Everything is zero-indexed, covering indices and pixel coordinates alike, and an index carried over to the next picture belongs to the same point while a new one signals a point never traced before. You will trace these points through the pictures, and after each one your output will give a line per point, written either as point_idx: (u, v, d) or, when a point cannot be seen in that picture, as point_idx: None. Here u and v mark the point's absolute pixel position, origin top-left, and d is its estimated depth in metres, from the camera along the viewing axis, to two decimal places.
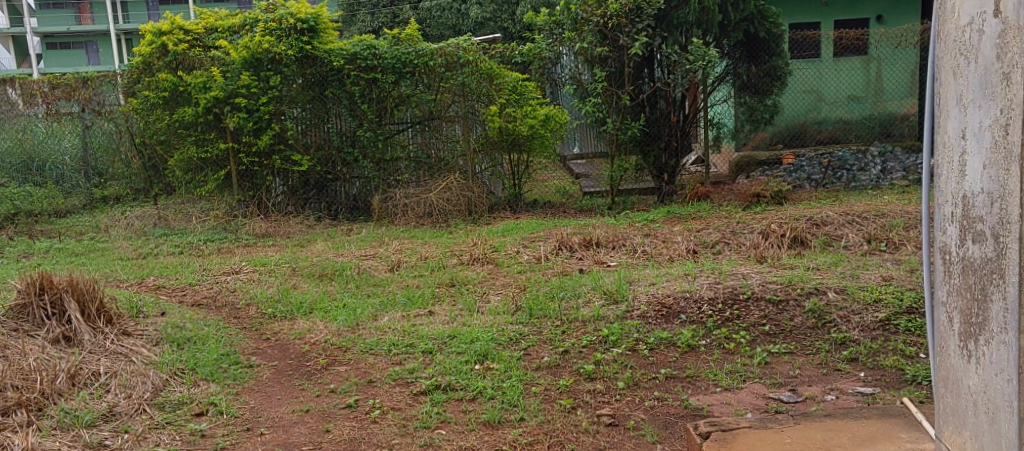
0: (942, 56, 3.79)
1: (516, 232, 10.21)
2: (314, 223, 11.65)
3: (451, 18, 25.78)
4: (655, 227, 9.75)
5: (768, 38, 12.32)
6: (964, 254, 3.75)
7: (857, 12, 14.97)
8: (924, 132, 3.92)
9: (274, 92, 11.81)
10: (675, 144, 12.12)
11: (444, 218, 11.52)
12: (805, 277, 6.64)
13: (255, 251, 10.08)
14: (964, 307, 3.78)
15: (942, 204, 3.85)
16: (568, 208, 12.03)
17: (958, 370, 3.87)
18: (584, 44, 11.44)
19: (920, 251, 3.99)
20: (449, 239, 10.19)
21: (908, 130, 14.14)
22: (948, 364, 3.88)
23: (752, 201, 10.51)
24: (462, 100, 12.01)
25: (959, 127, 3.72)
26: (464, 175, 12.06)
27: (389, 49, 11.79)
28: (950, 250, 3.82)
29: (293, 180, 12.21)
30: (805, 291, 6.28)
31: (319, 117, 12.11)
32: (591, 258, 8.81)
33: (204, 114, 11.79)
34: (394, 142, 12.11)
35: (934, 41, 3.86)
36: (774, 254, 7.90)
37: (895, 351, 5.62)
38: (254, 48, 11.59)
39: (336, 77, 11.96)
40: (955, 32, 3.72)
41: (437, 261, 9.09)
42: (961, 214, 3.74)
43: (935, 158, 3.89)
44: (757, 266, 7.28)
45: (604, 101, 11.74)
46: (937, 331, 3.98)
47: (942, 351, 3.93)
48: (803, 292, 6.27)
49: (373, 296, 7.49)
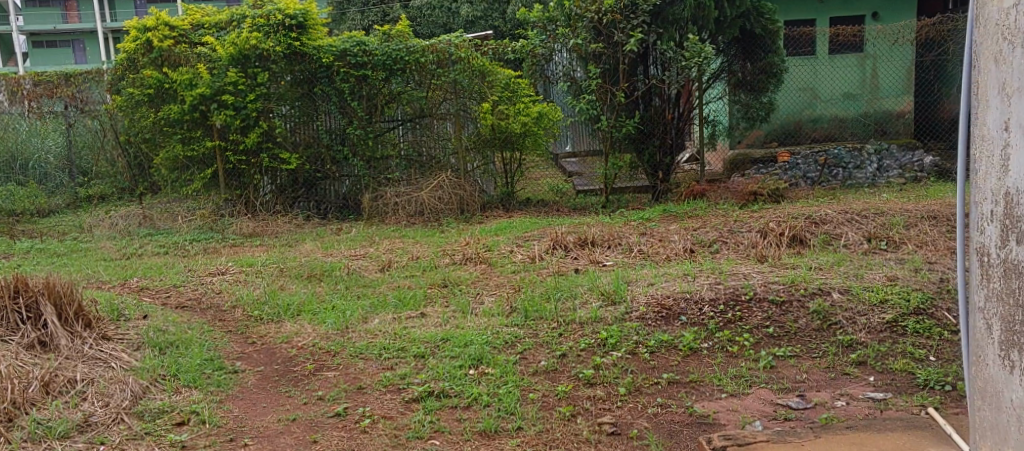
0: (985, 46, 4.05)
1: (509, 231, 10.01)
2: (303, 223, 11.41)
3: (442, 17, 25.53)
4: (650, 226, 9.56)
5: (763, 35, 12.06)
6: (1007, 255, 3.96)
7: (853, 9, 14.66)
8: (965, 124, 4.16)
9: (262, 89, 11.57)
10: (670, 143, 11.93)
11: (436, 217, 11.32)
12: (808, 277, 6.44)
13: (241, 251, 9.85)
14: (1005, 312, 3.98)
15: (983, 202, 4.08)
16: (562, 207, 11.82)
17: (998, 381, 4.06)
18: (578, 41, 11.28)
19: (959, 253, 4.20)
20: (440, 239, 9.98)
21: (903, 128, 14.19)
22: (988, 375, 4.06)
23: (749, 200, 10.31)
24: (453, 97, 11.80)
25: (1002, 119, 3.96)
26: (455, 173, 11.85)
27: (380, 46, 11.61)
28: (990, 251, 4.04)
29: (281, 179, 11.95)
30: (808, 291, 6.09)
31: (308, 115, 11.88)
32: (587, 257, 8.62)
33: (190, 112, 11.55)
34: (385, 140, 11.88)
35: (976, 32, 4.13)
36: (774, 253, 7.70)
37: (904, 353, 5.51)
38: (241, 44, 11.38)
39: (325, 74, 11.74)
40: (999, 20, 3.97)
41: (429, 261, 8.88)
42: (1004, 213, 3.96)
43: (975, 153, 4.12)
44: (758, 266, 7.07)
45: (599, 98, 11.58)
46: (977, 339, 4.17)
47: (982, 359, 4.11)
48: (807, 293, 6.07)
49: (363, 298, 7.25)
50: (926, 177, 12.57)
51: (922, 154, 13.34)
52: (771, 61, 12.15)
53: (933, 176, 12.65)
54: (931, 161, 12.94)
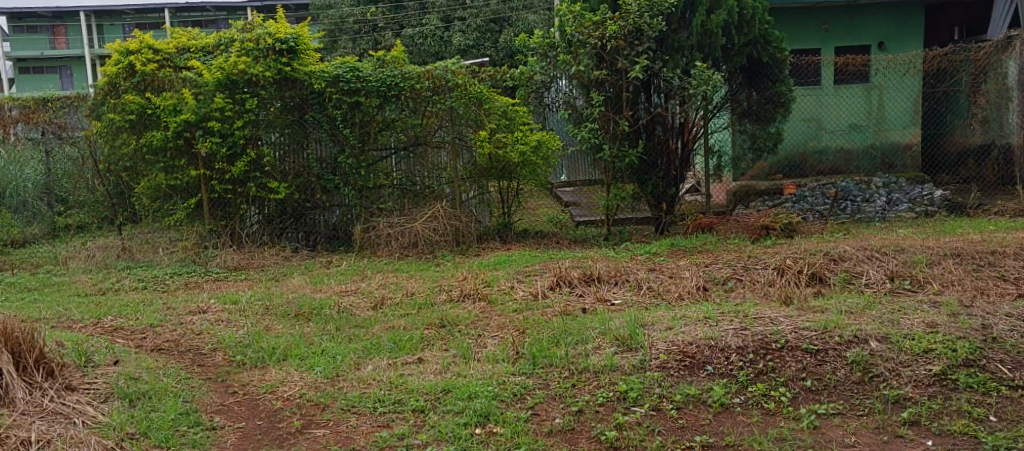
0: None
1: (509, 265, 9.47)
2: (291, 255, 10.87)
3: (434, 45, 25.24)
4: (659, 261, 9.06)
5: (770, 63, 11.55)
6: None
7: (859, 38, 13.95)
8: None
9: (250, 116, 11.07)
10: (675, 174, 11.40)
11: (432, 248, 10.82)
12: (842, 322, 6.03)
13: (224, 286, 9.32)
14: None
15: None
16: (561, 239, 11.28)
17: None
18: (580, 68, 10.75)
19: None
20: (436, 273, 9.46)
21: (910, 160, 13.79)
22: None
23: (759, 235, 9.86)
24: (449, 125, 11.33)
25: None
26: (450, 203, 11.36)
27: (373, 72, 11.12)
28: None
29: (268, 209, 11.39)
30: (843, 340, 5.78)
31: (298, 142, 11.38)
32: (593, 295, 8.10)
33: (173, 139, 11.06)
34: (378, 169, 11.38)
35: None
36: (798, 293, 7.19)
37: (962, 412, 5.26)
38: (229, 69, 10.93)
39: (317, 100, 11.25)
40: None
41: (425, 298, 8.34)
42: None
43: None
44: (783, 309, 6.53)
45: (601, 127, 11.03)
46: None
47: None
48: (842, 341, 5.78)
49: (354, 341, 6.68)
50: (937, 211, 12.04)
51: (932, 187, 12.87)
52: (778, 90, 11.64)
53: (944, 210, 12.10)
54: (942, 195, 12.43)
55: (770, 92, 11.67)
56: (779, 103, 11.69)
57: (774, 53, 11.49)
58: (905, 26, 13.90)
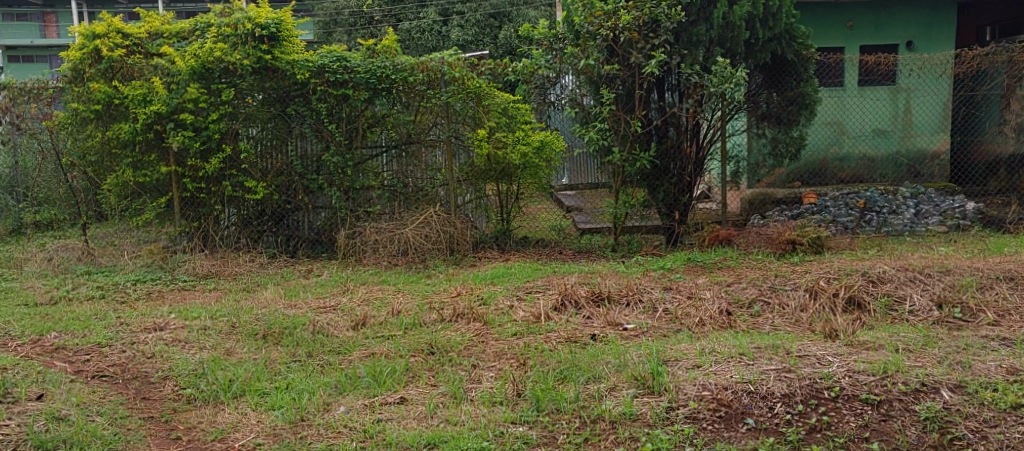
0: None
1: (507, 280, 8.51)
2: (268, 262, 9.94)
3: (432, 40, 23.93)
4: (674, 279, 8.11)
5: (795, 61, 10.59)
6: None
7: (885, 36, 13.04)
8: None
9: (227, 108, 10.17)
10: (688, 180, 10.44)
11: (422, 256, 9.90)
12: (904, 363, 5.63)
13: (190, 297, 8.39)
14: None
15: None
16: (566, 249, 10.36)
17: None
18: (590, 61, 9.83)
19: None
20: (426, 287, 8.52)
21: (938, 169, 12.89)
22: None
23: (784, 249, 8.90)
24: (444, 123, 10.36)
25: None
26: (445, 208, 10.42)
27: (362, 62, 10.18)
28: None
29: (245, 211, 10.47)
30: (909, 389, 5.40)
31: (281, 138, 10.42)
32: (602, 318, 7.17)
33: (143, 132, 10.14)
34: (366, 169, 10.45)
35: None
36: (841, 325, 6.30)
37: None
38: (204, 57, 9.99)
39: (299, 92, 10.29)
40: None
41: (412, 317, 7.40)
42: None
43: None
44: (828, 348, 5.91)
45: (610, 127, 10.11)
46: None
47: None
48: (910, 391, 5.38)
49: (326, 376, 5.74)
50: (970, 225, 11.14)
51: (963, 199, 12.00)
52: (803, 90, 10.70)
53: (978, 224, 11.18)
54: (975, 208, 11.54)
55: (793, 93, 10.72)
56: (803, 105, 10.77)
57: (799, 50, 10.54)
58: (934, 24, 13.01)
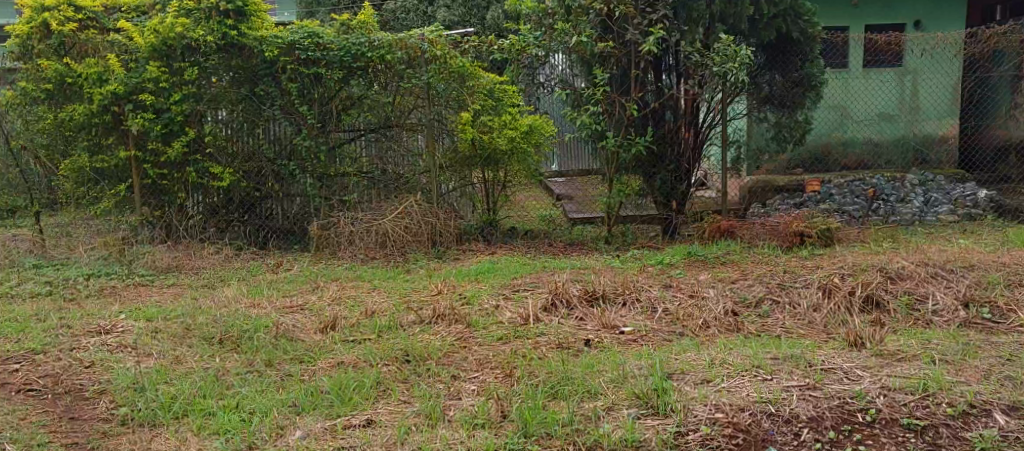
0: None
1: (492, 277, 7.81)
2: (234, 255, 9.24)
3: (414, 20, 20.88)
4: (674, 275, 7.44)
5: (800, 39, 9.88)
6: None
7: (894, 15, 12.39)
8: None
9: (191, 88, 9.49)
10: (686, 167, 9.75)
11: (402, 248, 9.22)
12: (950, 381, 5.07)
13: (146, 295, 7.69)
14: None
15: None
16: (556, 242, 9.67)
17: None
18: (581, 38, 9.11)
19: None
20: (404, 283, 7.85)
21: (946, 155, 12.09)
22: None
23: (792, 242, 8.23)
24: (426, 105, 9.66)
25: None
26: (426, 197, 9.72)
27: (336, 39, 9.44)
28: None
29: (212, 199, 9.78)
30: (956, 412, 4.85)
31: (251, 121, 9.70)
32: (596, 320, 6.52)
33: (99, 114, 9.42)
34: (343, 154, 9.77)
35: None
36: (866, 333, 5.63)
37: None
38: (164, 32, 9.25)
39: (268, 71, 9.56)
40: None
41: (387, 318, 6.73)
42: None
43: None
44: (853, 361, 5.31)
45: (604, 110, 9.42)
46: None
47: None
48: (958, 415, 4.83)
49: (283, 394, 5.21)
50: (982, 215, 10.49)
51: (974, 187, 11.34)
52: (809, 71, 9.99)
53: (990, 213, 10.55)
54: (987, 196, 10.89)
55: (798, 74, 10.01)
56: (809, 86, 10.05)
57: (806, 28, 9.81)
58: (944, 3, 12.35)
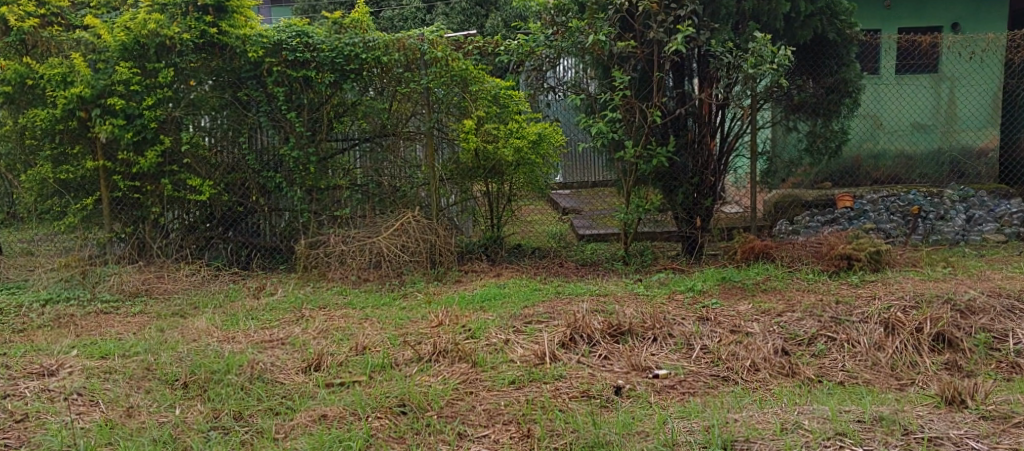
0: None
1: (499, 307, 6.83)
2: (212, 276, 8.33)
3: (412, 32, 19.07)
4: (709, 305, 6.51)
5: (838, 41, 8.95)
6: None
7: (929, 17, 11.54)
8: None
9: (165, 92, 8.56)
10: (711, 179, 8.86)
11: (399, 269, 8.29)
12: None
13: (106, 324, 6.77)
14: None
15: None
16: (567, 261, 8.74)
17: None
18: (600, 37, 8.18)
19: None
20: (400, 312, 6.91)
21: (985, 169, 11.15)
22: None
23: (838, 267, 7.29)
24: (425, 112, 8.74)
25: None
26: (426, 211, 8.80)
27: (327, 39, 8.54)
28: None
29: (190, 214, 8.86)
30: None
31: (234, 130, 8.78)
32: (624, 361, 5.63)
33: (63, 120, 8.51)
34: (334, 165, 8.83)
35: None
36: (968, 388, 4.99)
37: None
38: (136, 29, 8.39)
39: (252, 73, 8.66)
40: None
41: (381, 354, 5.80)
42: None
43: None
44: (961, 427, 4.69)
45: (623, 117, 8.50)
46: None
47: None
48: None
49: None
50: None
51: (1020, 203, 10.38)
52: (845, 76, 9.06)
53: None
54: None
55: (832, 79, 9.09)
56: (845, 93, 9.12)
57: (841, 28, 8.90)
58: (984, 5, 11.46)
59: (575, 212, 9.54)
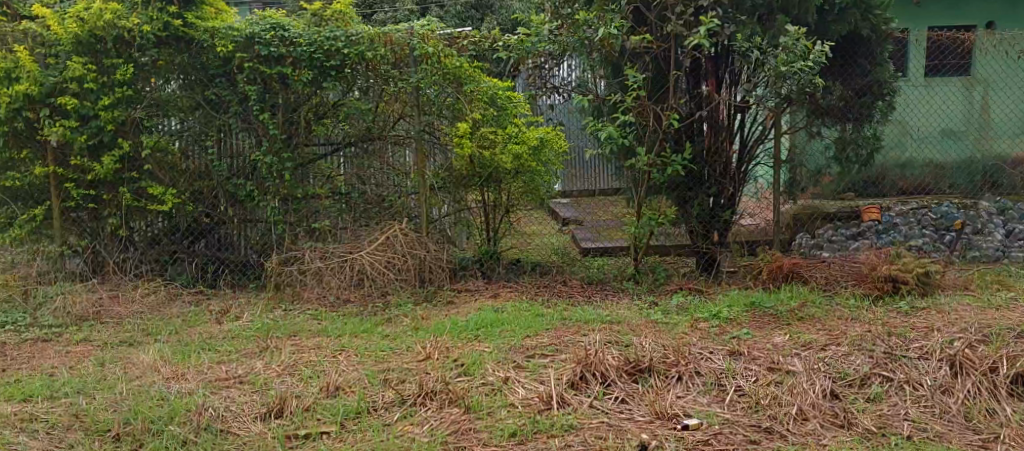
0: None
1: (498, 337, 5.90)
2: (172, 298, 7.44)
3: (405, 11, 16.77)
4: (742, 336, 5.61)
5: (875, 37, 8.03)
6: None
7: (959, 15, 10.92)
8: None
9: (124, 90, 7.64)
10: (730, 190, 7.92)
11: (383, 289, 7.40)
12: None
13: (41, 355, 5.87)
14: None
15: None
16: (571, 279, 7.83)
17: None
18: (609, 29, 7.26)
19: None
20: (382, 341, 5.99)
21: None
22: None
23: (882, 291, 6.43)
24: (414, 113, 7.85)
25: None
26: (414, 224, 7.90)
27: (306, 32, 7.63)
28: None
29: (152, 226, 7.96)
30: None
31: (202, 133, 7.86)
32: (647, 408, 4.79)
33: (8, 121, 7.60)
34: (317, 172, 7.93)
35: None
36: None
37: None
38: (91, 20, 7.46)
39: (222, 70, 7.75)
40: None
41: (357, 397, 4.92)
42: None
43: None
44: None
45: (635, 121, 7.58)
46: None
47: None
48: None
49: None
50: None
51: None
52: (879, 77, 8.08)
53: None
54: None
55: (864, 81, 8.12)
56: (876, 95, 8.17)
57: (875, 24, 7.87)
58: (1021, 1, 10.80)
59: (576, 222, 8.80)
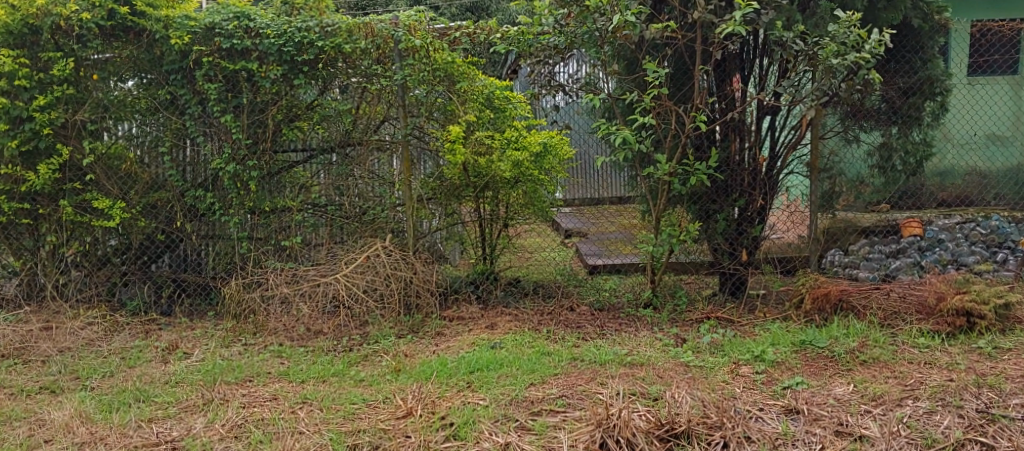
0: None
1: (496, 385, 4.85)
2: (114, 328, 6.38)
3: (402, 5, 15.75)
4: (794, 390, 4.60)
5: (930, 28, 6.93)
6: None
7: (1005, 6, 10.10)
8: None
9: (63, 88, 6.55)
10: (761, 203, 6.82)
11: (361, 318, 6.31)
12: None
13: None
14: None
15: None
16: (580, 305, 6.74)
17: None
18: (625, 17, 6.16)
19: None
20: (354, 388, 4.94)
21: None
22: None
23: (953, 327, 5.37)
24: (399, 115, 6.77)
25: None
26: (398, 241, 6.83)
27: (273, 22, 6.55)
28: None
29: (97, 244, 6.86)
30: None
31: (154, 138, 6.78)
32: None
33: None
34: (292, 180, 6.85)
35: None
36: None
37: None
38: (22, 7, 6.39)
39: (177, 65, 6.62)
40: None
41: None
42: None
43: None
44: None
45: (653, 124, 6.49)
46: None
47: None
48: None
49: None
50: None
51: None
52: (931, 73, 6.98)
53: None
54: None
55: (916, 78, 7.00)
56: (928, 94, 7.03)
57: (929, 12, 6.81)
58: None
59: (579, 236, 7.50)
